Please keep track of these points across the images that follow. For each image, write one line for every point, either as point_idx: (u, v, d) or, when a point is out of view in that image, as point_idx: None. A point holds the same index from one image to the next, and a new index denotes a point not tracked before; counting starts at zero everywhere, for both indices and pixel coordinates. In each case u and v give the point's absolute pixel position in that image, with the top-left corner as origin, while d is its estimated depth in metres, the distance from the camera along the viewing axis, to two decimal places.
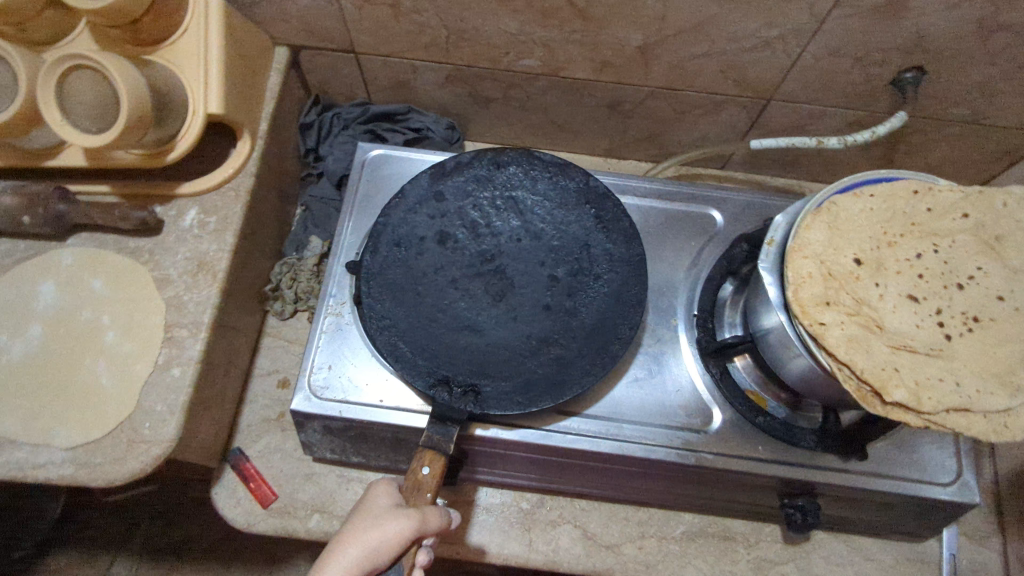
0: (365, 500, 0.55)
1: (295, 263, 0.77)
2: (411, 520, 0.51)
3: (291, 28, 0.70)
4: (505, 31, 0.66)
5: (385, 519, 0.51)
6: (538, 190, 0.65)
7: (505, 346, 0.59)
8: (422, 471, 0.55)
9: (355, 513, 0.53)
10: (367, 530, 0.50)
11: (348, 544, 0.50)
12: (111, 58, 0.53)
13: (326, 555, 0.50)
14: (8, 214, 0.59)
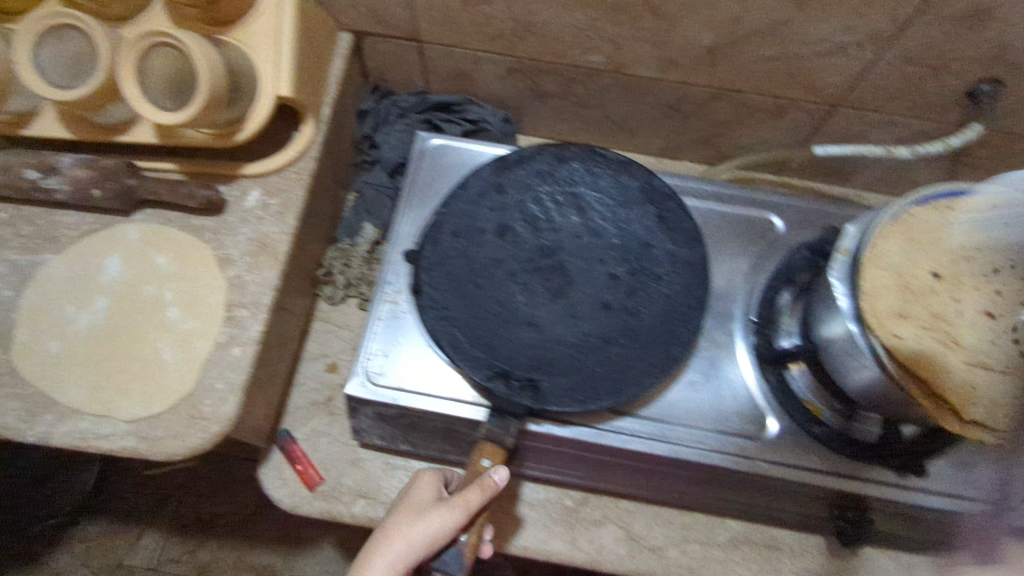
0: (408, 494, 0.58)
1: (348, 249, 0.77)
2: (452, 511, 0.53)
3: (358, 14, 0.70)
4: (574, 26, 0.66)
5: (424, 514, 0.54)
6: (600, 188, 0.65)
7: (563, 343, 0.59)
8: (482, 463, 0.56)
9: (399, 508, 0.56)
10: (408, 526, 0.54)
11: (389, 538, 0.53)
12: (190, 37, 0.53)
13: (371, 547, 0.54)
14: (79, 186, 0.59)
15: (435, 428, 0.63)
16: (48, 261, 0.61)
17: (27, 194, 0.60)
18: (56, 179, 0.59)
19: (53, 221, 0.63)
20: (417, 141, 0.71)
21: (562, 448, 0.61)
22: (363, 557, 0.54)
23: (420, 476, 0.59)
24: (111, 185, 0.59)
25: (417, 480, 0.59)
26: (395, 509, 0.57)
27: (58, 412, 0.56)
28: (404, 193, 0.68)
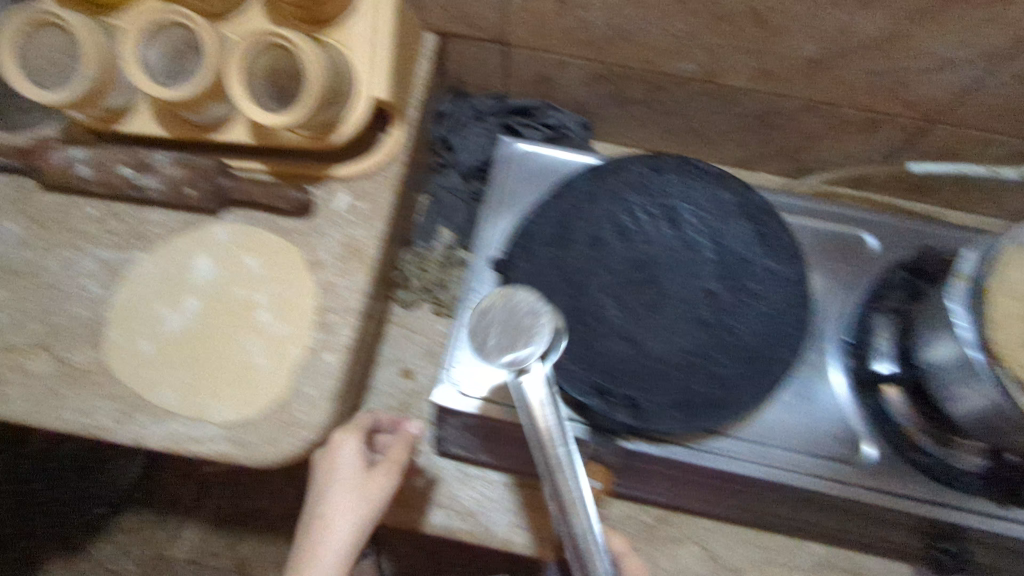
0: (326, 464, 0.55)
1: (425, 254, 0.75)
2: (390, 477, 0.55)
3: (445, 16, 0.68)
4: (670, 34, 0.64)
5: (362, 484, 0.54)
6: (695, 201, 0.63)
7: (660, 360, 0.58)
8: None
9: (331, 481, 0.54)
10: (353, 498, 0.54)
11: (338, 512, 0.53)
12: (299, 37, 0.52)
13: (315, 524, 0.53)
14: (173, 185, 0.59)
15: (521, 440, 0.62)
16: (138, 260, 0.61)
17: (120, 191, 0.60)
18: (150, 178, 0.59)
19: (141, 218, 0.62)
20: (504, 146, 0.70)
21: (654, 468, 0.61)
22: (308, 534, 0.53)
23: (331, 442, 0.56)
24: (206, 185, 0.59)
25: (334, 447, 0.56)
26: (319, 480, 0.55)
27: (150, 413, 0.56)
28: (493, 200, 0.68)
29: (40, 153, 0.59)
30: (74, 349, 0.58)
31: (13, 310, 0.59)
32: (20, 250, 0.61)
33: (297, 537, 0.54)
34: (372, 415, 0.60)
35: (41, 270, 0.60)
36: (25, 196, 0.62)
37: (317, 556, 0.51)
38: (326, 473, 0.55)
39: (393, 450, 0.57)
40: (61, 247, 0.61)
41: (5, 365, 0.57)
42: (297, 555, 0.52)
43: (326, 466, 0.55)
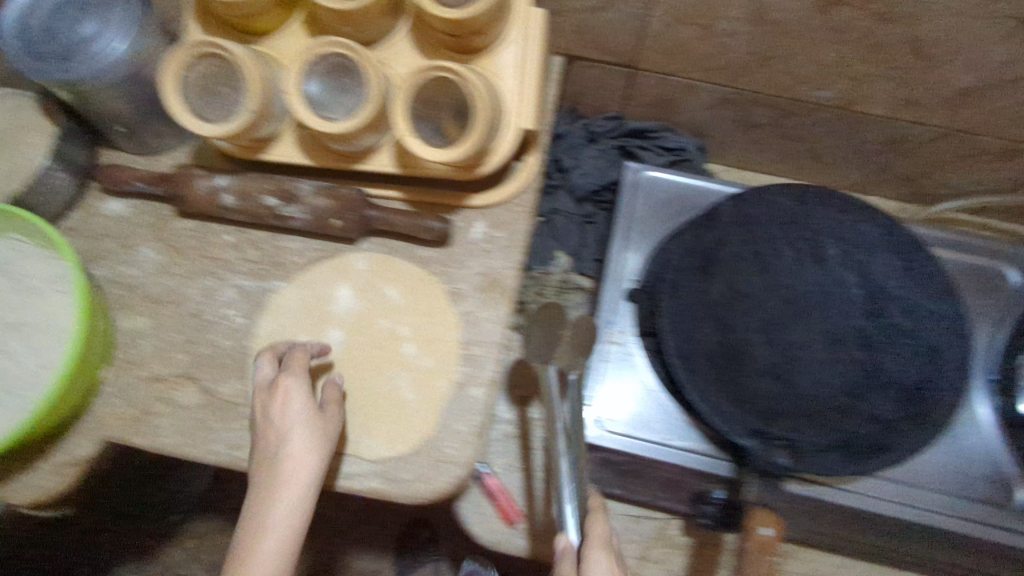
0: (278, 415, 0.53)
1: (542, 278, 0.76)
2: (327, 425, 0.53)
3: (577, 40, 0.66)
4: (816, 62, 0.62)
5: (314, 427, 0.53)
6: (839, 234, 0.62)
7: (814, 401, 0.56)
8: (760, 532, 0.50)
9: (284, 431, 0.52)
10: (307, 443, 0.52)
11: (297, 459, 0.51)
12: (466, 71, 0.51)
13: (273, 477, 0.51)
14: (319, 216, 0.58)
15: (660, 473, 0.63)
16: (278, 289, 0.60)
17: (263, 220, 0.59)
18: (296, 208, 0.58)
19: (278, 246, 0.62)
20: (627, 172, 0.70)
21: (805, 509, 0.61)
22: (262, 489, 0.51)
23: (278, 390, 0.53)
24: (352, 216, 0.58)
25: (284, 397, 0.53)
26: (270, 431, 0.52)
27: None
28: (624, 229, 0.68)
29: (185, 182, 0.58)
30: (220, 379, 0.58)
31: (157, 338, 0.59)
32: (160, 278, 0.60)
33: (251, 493, 0.51)
34: (309, 344, 0.57)
35: (184, 298, 0.60)
36: (162, 221, 0.62)
37: (276, 509, 0.50)
38: (276, 422, 0.53)
39: (332, 389, 0.56)
40: (201, 275, 0.61)
41: (153, 396, 0.57)
42: (251, 518, 0.50)
43: (276, 415, 0.53)
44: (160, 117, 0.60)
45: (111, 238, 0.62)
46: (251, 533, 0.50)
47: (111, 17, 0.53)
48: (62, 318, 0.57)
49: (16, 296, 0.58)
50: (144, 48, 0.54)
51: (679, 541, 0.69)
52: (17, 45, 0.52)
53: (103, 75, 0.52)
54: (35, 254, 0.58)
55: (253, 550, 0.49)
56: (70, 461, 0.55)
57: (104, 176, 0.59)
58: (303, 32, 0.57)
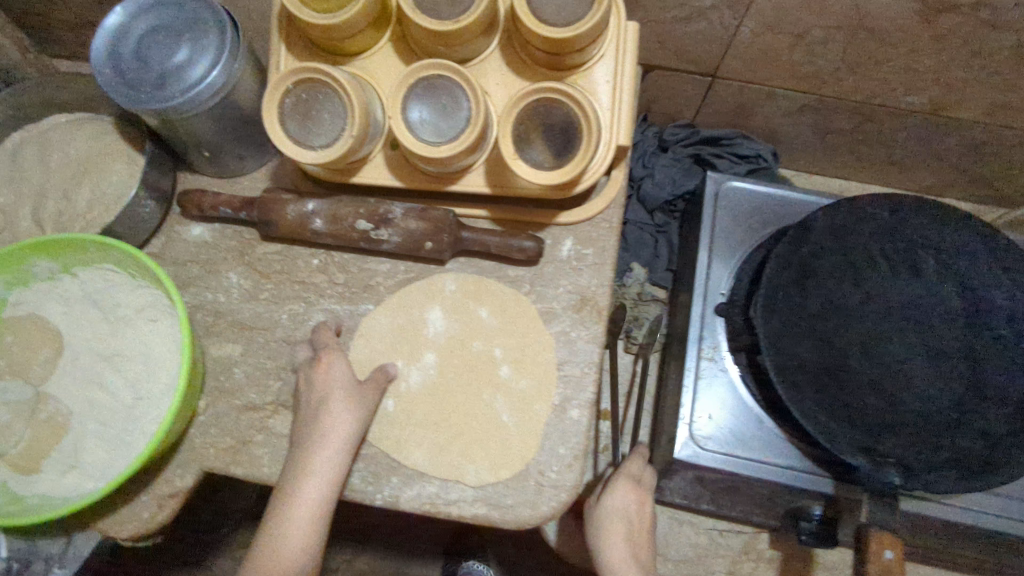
0: (320, 382, 0.54)
1: (620, 290, 0.78)
2: (366, 394, 0.55)
3: (659, 50, 0.65)
4: (910, 68, 0.60)
5: (354, 395, 0.54)
6: (935, 243, 0.61)
7: (920, 416, 0.56)
8: (884, 556, 0.50)
9: (326, 394, 0.54)
10: (348, 406, 0.53)
11: (337, 418, 0.53)
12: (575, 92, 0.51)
13: (313, 434, 0.52)
14: (413, 238, 0.57)
15: (755, 492, 0.62)
16: (369, 312, 0.60)
17: (353, 244, 0.58)
18: (389, 231, 0.57)
19: (366, 268, 0.61)
20: (709, 182, 0.70)
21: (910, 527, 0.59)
22: (301, 445, 0.52)
23: (321, 361, 0.55)
24: (445, 237, 0.56)
25: (328, 366, 0.55)
26: (312, 396, 0.54)
27: (401, 473, 0.56)
28: (712, 243, 0.67)
29: (274, 207, 0.57)
30: None
31: (250, 366, 0.58)
32: (250, 303, 0.60)
33: (292, 452, 0.53)
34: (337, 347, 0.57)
35: (275, 324, 0.59)
36: (247, 246, 0.61)
37: (314, 462, 0.51)
38: (317, 388, 0.54)
39: (383, 372, 0.57)
40: (290, 299, 0.60)
41: (250, 425, 0.56)
42: (289, 478, 0.51)
43: (318, 381, 0.54)
44: (244, 142, 0.59)
45: (197, 264, 0.61)
46: (292, 484, 0.51)
47: (200, 40, 0.52)
48: (157, 347, 0.55)
49: (105, 324, 0.56)
50: (236, 74, 0.53)
51: (767, 555, 0.70)
52: (110, 74, 0.51)
53: (195, 102, 0.51)
54: (126, 280, 0.56)
55: (296, 499, 0.50)
56: (170, 494, 0.55)
57: (189, 203, 0.58)
58: (394, 52, 0.55)
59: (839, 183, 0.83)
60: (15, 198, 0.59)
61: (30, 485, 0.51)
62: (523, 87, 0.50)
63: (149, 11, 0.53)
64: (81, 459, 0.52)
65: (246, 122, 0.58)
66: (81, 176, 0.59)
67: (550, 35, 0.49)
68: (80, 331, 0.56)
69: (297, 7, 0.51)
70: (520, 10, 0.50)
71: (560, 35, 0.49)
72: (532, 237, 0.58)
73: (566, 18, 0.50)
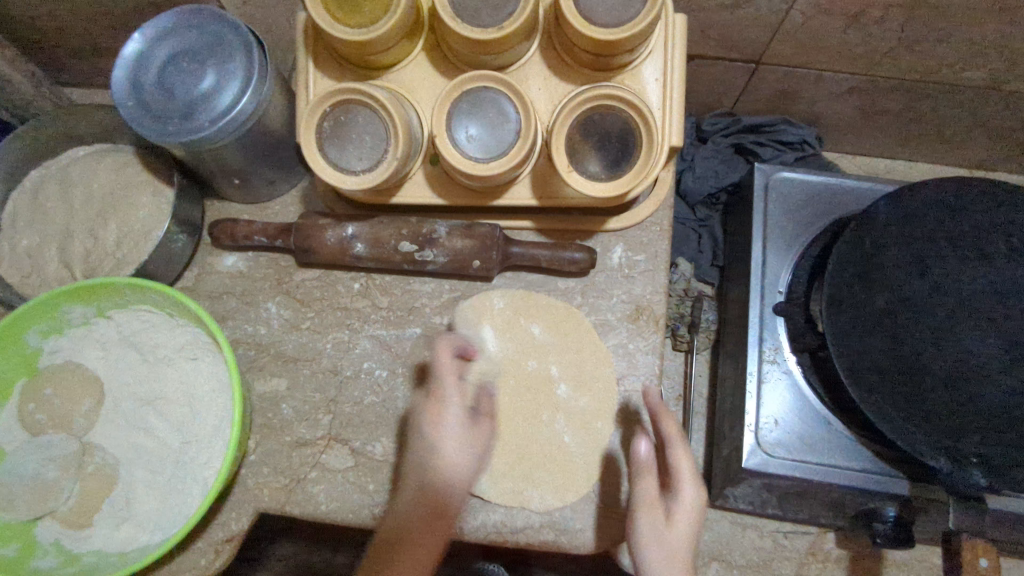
0: (429, 420, 0.48)
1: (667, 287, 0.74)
2: (485, 423, 0.51)
3: (701, 38, 0.62)
4: (972, 44, 0.57)
5: (475, 432, 0.49)
6: (1008, 226, 0.57)
7: (999, 411, 0.52)
8: (980, 564, 0.50)
9: (436, 434, 0.48)
10: (464, 449, 0.48)
11: (449, 461, 0.48)
12: (627, 96, 0.48)
13: (422, 479, 0.47)
14: (460, 258, 0.54)
15: (825, 496, 0.60)
16: (416, 336, 0.57)
17: (397, 266, 0.55)
18: (434, 252, 0.54)
19: (410, 290, 0.58)
20: (758, 174, 0.67)
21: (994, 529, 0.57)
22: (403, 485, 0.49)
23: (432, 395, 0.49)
24: (493, 254, 0.54)
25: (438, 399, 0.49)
26: (424, 432, 0.48)
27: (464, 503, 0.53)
28: (767, 238, 0.65)
29: (312, 233, 0.54)
30: (370, 439, 0.55)
31: (298, 400, 0.56)
32: (292, 333, 0.57)
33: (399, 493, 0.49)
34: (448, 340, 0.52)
35: (319, 354, 0.57)
36: (284, 273, 0.59)
37: (423, 507, 0.47)
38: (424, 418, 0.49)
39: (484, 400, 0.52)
40: (334, 327, 0.57)
41: (303, 462, 0.54)
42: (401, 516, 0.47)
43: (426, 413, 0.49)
44: (274, 165, 0.57)
45: (234, 295, 0.59)
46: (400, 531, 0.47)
47: (225, 65, 0.49)
48: (201, 387, 0.53)
49: (145, 366, 0.54)
50: (265, 97, 0.50)
51: (834, 555, 0.70)
52: (133, 106, 0.49)
53: (223, 132, 0.48)
54: (163, 320, 0.53)
55: (402, 545, 0.46)
56: (226, 538, 0.53)
57: (222, 233, 0.56)
58: (429, 62, 0.52)
59: (884, 163, 0.80)
60: (40, 240, 0.56)
61: (83, 542, 0.49)
62: (572, 95, 0.48)
63: (168, 34, 0.50)
64: (133, 511, 0.50)
65: (276, 146, 0.55)
66: (107, 212, 0.56)
67: (597, 37, 0.46)
68: (119, 375, 0.53)
69: (329, 23, 0.47)
70: (567, 12, 0.47)
71: (608, 37, 0.46)
72: (583, 246, 0.55)
73: (616, 18, 0.47)
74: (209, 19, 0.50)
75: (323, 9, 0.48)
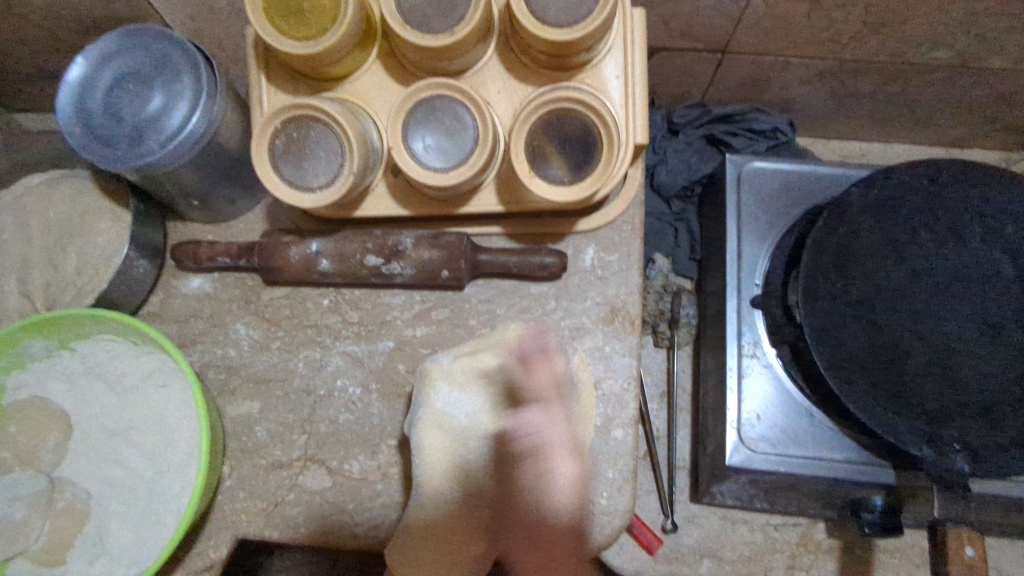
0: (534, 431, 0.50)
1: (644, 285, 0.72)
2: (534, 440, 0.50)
3: (665, 30, 0.61)
4: (938, 23, 0.56)
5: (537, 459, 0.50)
6: (981, 207, 0.56)
7: (979, 394, 0.52)
8: (966, 554, 0.48)
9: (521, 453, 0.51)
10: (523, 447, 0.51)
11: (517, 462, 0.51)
12: (587, 95, 0.47)
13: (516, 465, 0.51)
14: (428, 269, 0.53)
15: (812, 488, 0.59)
16: (389, 350, 0.56)
17: (365, 280, 0.54)
18: (401, 264, 0.53)
19: (381, 303, 0.57)
20: (730, 165, 0.66)
21: (983, 512, 0.56)
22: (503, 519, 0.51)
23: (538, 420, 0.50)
24: (461, 264, 0.53)
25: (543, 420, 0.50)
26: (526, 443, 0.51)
27: None
28: (741, 229, 0.64)
29: (276, 252, 0.53)
30: (347, 458, 0.54)
31: (271, 422, 0.55)
32: (263, 354, 0.56)
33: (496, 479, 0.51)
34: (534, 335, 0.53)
35: (291, 375, 0.56)
36: (251, 293, 0.58)
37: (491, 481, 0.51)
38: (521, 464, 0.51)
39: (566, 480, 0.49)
40: (304, 345, 0.56)
41: (280, 485, 0.53)
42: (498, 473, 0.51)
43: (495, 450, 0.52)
44: (233, 184, 0.55)
45: (201, 319, 0.57)
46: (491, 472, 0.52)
47: (173, 85, 0.48)
48: (170, 414, 0.52)
49: (114, 398, 0.53)
50: (216, 115, 0.49)
51: (825, 544, 0.69)
52: (80, 133, 0.48)
53: (175, 155, 0.47)
54: (129, 348, 0.52)
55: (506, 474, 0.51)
56: (205, 567, 0.52)
57: (185, 256, 0.55)
58: (384, 70, 0.51)
59: (860, 146, 0.79)
60: None
61: None
62: (530, 98, 0.47)
63: (113, 56, 0.49)
64: (107, 546, 0.49)
65: (235, 163, 0.54)
66: (65, 241, 0.55)
67: (551, 38, 0.45)
68: (89, 408, 0.53)
69: (275, 38, 0.46)
70: (519, 14, 0.46)
71: (561, 37, 0.45)
72: (554, 250, 0.54)
73: (570, 17, 0.46)
74: (153, 37, 0.49)
75: (269, 23, 0.46)
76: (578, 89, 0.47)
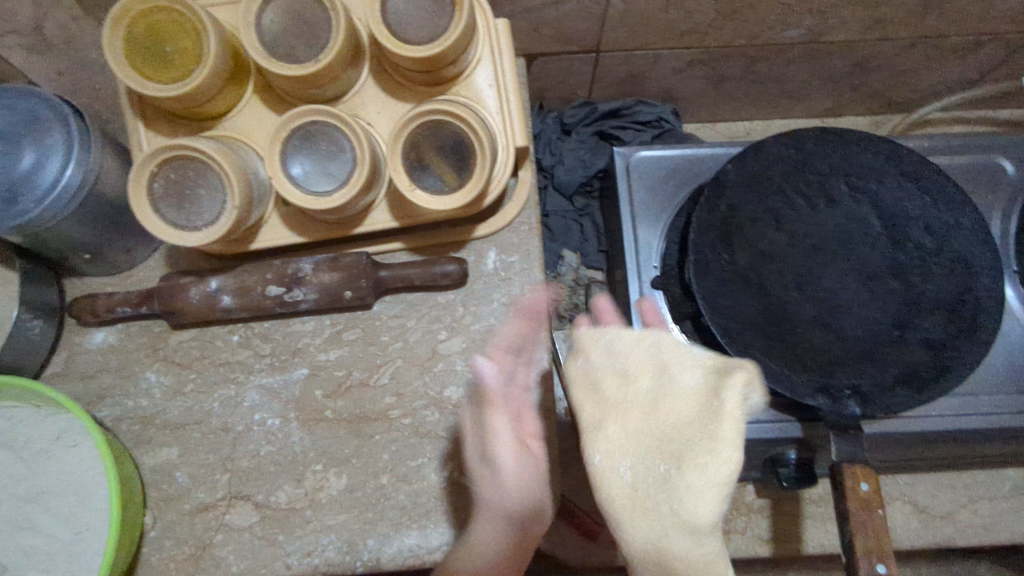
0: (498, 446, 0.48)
1: (554, 282, 0.77)
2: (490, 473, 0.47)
3: (538, 37, 0.64)
4: (783, 5, 0.61)
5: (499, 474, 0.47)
6: (844, 169, 0.61)
7: (862, 341, 0.56)
8: (862, 488, 0.51)
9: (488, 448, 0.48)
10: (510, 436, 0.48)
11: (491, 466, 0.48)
12: (458, 106, 0.49)
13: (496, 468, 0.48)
14: (331, 292, 0.54)
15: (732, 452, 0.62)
16: (304, 377, 0.56)
17: (270, 311, 0.55)
18: (303, 290, 0.53)
19: (291, 331, 0.58)
20: (618, 157, 0.69)
21: (885, 451, 0.60)
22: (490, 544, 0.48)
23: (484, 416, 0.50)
24: (363, 282, 0.54)
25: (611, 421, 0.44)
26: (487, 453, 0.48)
27: (375, 533, 0.52)
28: (635, 216, 0.67)
29: (175, 294, 0.53)
30: (272, 490, 0.54)
31: (191, 465, 0.54)
32: (177, 399, 0.56)
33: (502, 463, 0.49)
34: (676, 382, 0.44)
35: (208, 415, 0.55)
36: (158, 340, 0.57)
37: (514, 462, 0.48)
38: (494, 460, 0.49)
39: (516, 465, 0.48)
40: (218, 384, 0.56)
41: (207, 527, 0.53)
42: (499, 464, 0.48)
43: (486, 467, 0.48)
44: (124, 232, 0.55)
45: (109, 372, 0.57)
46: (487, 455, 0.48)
47: (40, 140, 0.47)
48: (83, 474, 0.51)
49: (23, 465, 0.51)
50: (92, 165, 0.49)
51: (756, 505, 0.72)
52: None
53: (54, 210, 0.47)
54: (32, 413, 0.51)
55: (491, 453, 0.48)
56: None
57: (83, 310, 0.54)
58: (261, 103, 0.52)
59: (745, 125, 0.84)
60: None
61: None
62: (403, 114, 0.49)
63: None
64: None
65: (121, 212, 0.53)
66: None
67: (413, 56, 0.47)
68: None
69: (141, 83, 0.46)
70: (380, 36, 0.47)
71: (422, 53, 0.47)
72: (452, 257, 0.56)
73: (430, 33, 0.48)
74: (15, 95, 0.48)
75: (133, 69, 0.46)
76: (447, 102, 0.48)
